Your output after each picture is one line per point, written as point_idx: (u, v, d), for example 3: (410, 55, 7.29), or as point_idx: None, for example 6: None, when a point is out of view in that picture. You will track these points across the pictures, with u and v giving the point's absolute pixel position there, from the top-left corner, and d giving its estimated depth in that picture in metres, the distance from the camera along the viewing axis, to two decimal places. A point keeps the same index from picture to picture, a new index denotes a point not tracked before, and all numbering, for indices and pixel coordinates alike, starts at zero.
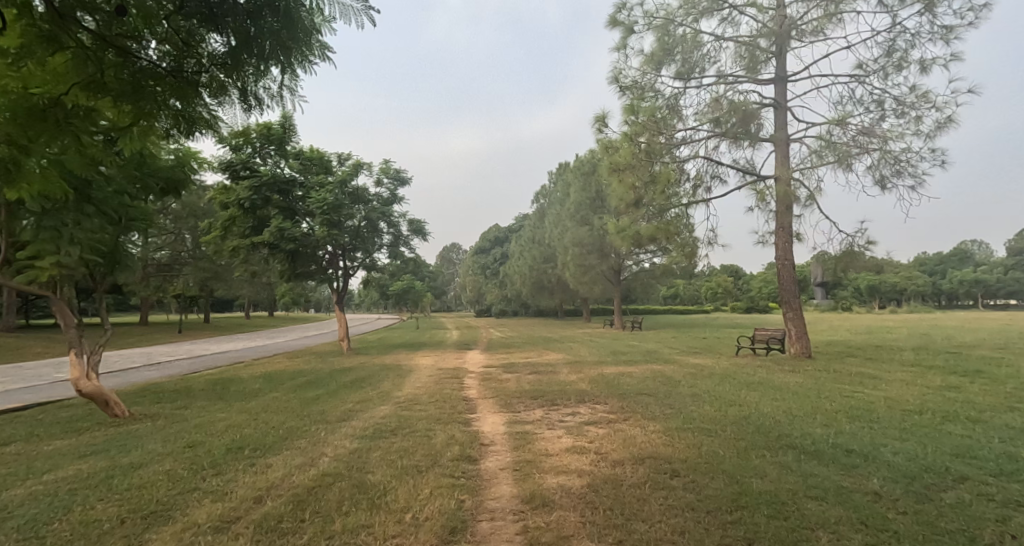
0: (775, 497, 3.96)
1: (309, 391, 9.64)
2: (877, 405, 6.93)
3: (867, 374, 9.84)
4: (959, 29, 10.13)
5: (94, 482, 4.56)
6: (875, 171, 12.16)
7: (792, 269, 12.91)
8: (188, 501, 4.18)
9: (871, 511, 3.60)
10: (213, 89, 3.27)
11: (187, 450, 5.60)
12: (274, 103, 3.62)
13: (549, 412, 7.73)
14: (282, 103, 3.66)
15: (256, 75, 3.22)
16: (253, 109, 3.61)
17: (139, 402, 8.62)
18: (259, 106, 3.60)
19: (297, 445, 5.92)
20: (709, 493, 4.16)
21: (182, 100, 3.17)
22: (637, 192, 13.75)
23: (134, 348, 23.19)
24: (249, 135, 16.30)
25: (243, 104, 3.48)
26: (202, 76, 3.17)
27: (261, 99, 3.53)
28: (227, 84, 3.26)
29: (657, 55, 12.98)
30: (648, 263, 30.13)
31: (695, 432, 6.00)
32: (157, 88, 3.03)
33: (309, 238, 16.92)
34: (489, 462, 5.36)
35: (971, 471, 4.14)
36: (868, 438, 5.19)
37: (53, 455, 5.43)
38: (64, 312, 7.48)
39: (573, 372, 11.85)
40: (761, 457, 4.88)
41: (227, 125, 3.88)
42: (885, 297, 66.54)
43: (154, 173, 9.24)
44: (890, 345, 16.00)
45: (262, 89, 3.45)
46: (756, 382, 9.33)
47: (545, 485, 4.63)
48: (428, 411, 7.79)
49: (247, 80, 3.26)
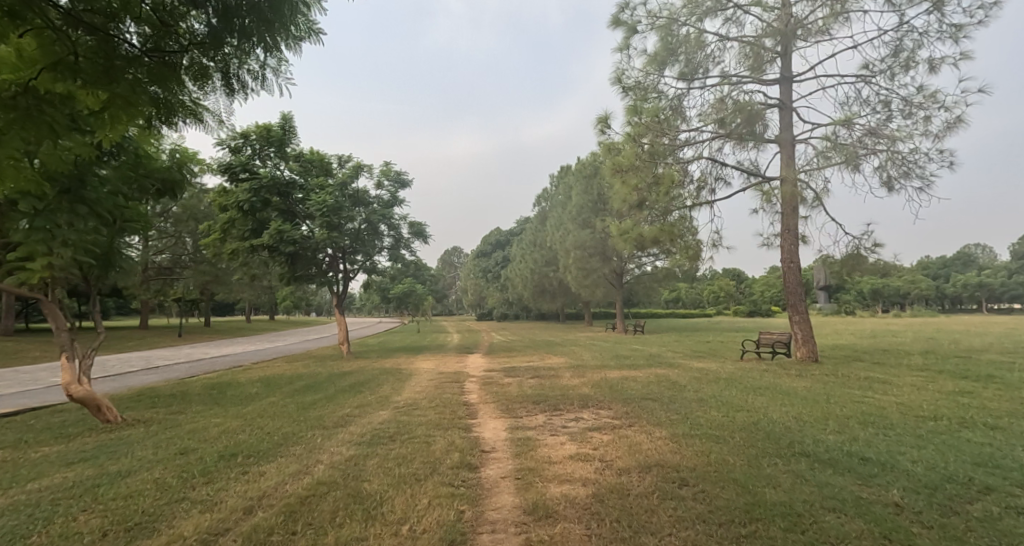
0: (791, 509, 3.76)
1: (307, 396, 9.47)
2: (889, 411, 6.73)
3: (877, 379, 9.65)
4: (968, 28, 9.96)
5: (79, 492, 4.39)
6: (883, 172, 11.99)
7: (798, 271, 12.71)
8: (176, 511, 4.01)
9: (894, 525, 3.40)
10: (195, 73, 3.30)
11: (178, 457, 5.43)
12: (258, 86, 3.71)
13: (552, 417, 7.55)
14: (265, 85, 3.74)
15: (237, 54, 3.29)
16: (237, 95, 3.68)
17: (133, 407, 8.44)
18: (244, 90, 3.67)
19: (293, 452, 5.74)
20: (721, 503, 3.97)
21: (163, 86, 3.10)
22: (640, 194, 13.52)
23: (133, 352, 23.02)
24: (249, 135, 16.78)
25: (227, 89, 3.56)
26: (182, 58, 3.16)
27: (244, 83, 3.61)
28: (208, 66, 3.31)
29: (661, 55, 12.83)
30: (650, 266, 29.98)
31: (703, 438, 5.81)
32: (136, 72, 2.95)
33: (309, 241, 16.75)
34: (490, 470, 5.17)
35: (996, 481, 3.95)
36: (884, 445, 4.99)
37: (39, 463, 5.25)
38: (56, 315, 7.31)
39: (576, 376, 11.67)
40: (773, 465, 4.69)
41: (215, 117, 3.87)
42: (887, 301, 66.26)
43: (150, 174, 9.12)
44: (897, 349, 15.79)
45: (245, 72, 3.54)
46: (763, 386, 9.15)
47: (548, 495, 4.44)
48: (428, 416, 7.61)
49: (229, 61, 3.33)
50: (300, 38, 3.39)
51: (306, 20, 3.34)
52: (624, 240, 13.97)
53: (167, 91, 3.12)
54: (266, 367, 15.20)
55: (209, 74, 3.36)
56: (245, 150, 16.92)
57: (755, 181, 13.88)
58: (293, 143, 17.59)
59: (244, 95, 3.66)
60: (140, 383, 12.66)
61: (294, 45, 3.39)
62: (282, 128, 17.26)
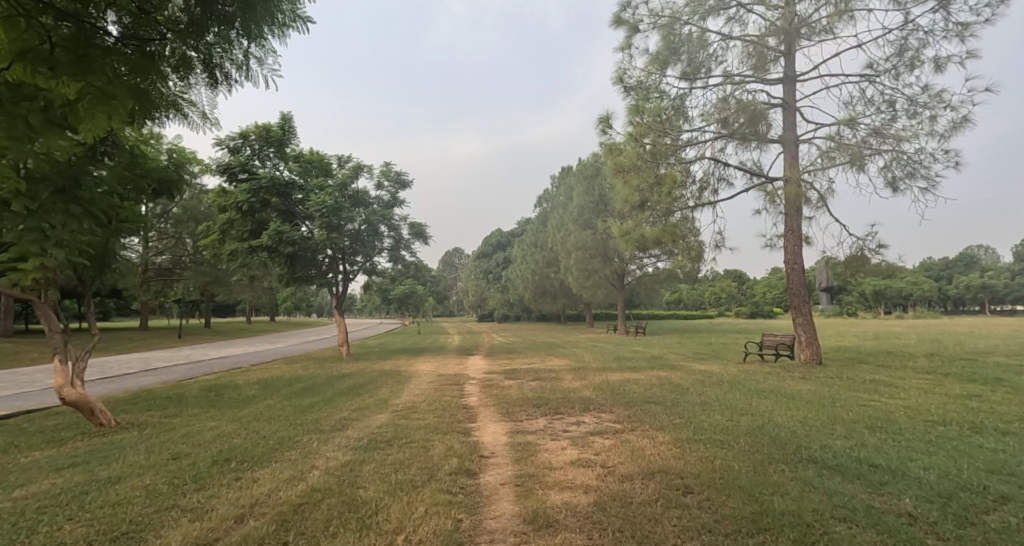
0: (799, 518, 3.64)
1: (304, 399, 9.34)
2: (897, 415, 6.60)
3: (882, 382, 9.51)
4: (975, 26, 9.83)
5: (66, 499, 4.28)
6: (887, 172, 11.86)
7: (802, 273, 12.58)
8: (164, 520, 3.89)
9: (907, 537, 3.27)
10: (175, 62, 3.22)
11: (170, 463, 5.30)
12: (240, 76, 3.62)
13: (553, 421, 7.42)
14: (249, 75, 3.65)
15: (218, 42, 3.20)
16: (219, 85, 3.60)
17: (127, 410, 8.30)
18: (226, 81, 3.60)
19: (288, 457, 5.62)
20: (726, 512, 3.84)
21: (143, 77, 3.02)
22: (642, 194, 13.36)
23: (132, 354, 22.91)
24: (247, 135, 16.70)
25: (209, 78, 3.47)
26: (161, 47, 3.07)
27: (227, 73, 3.53)
28: (189, 55, 3.22)
29: (663, 54, 12.72)
30: (652, 268, 29.86)
31: (707, 444, 5.68)
32: (114, 63, 2.87)
33: (309, 242, 16.62)
34: (489, 476, 5.04)
35: (1012, 490, 3.81)
36: (893, 451, 4.86)
37: (28, 469, 5.13)
38: (49, 317, 7.19)
39: (577, 378, 11.55)
40: (780, 472, 4.56)
41: (198, 107, 3.78)
42: (889, 302, 66.04)
43: (146, 174, 9.00)
44: (901, 351, 15.65)
45: (227, 62, 3.45)
46: (766, 390, 9.02)
47: (549, 503, 4.31)
48: (426, 420, 7.48)
49: (210, 49, 3.25)
50: (284, 25, 3.30)
51: (291, 7, 3.24)
52: (626, 241, 13.84)
53: (148, 83, 3.06)
54: (265, 369, 15.09)
55: (191, 65, 3.31)
56: (244, 151, 16.83)
57: (758, 181, 13.75)
58: (293, 143, 17.50)
59: (228, 86, 3.61)
60: (138, 385, 12.55)
61: (278, 31, 3.30)
62: (282, 128, 17.18)
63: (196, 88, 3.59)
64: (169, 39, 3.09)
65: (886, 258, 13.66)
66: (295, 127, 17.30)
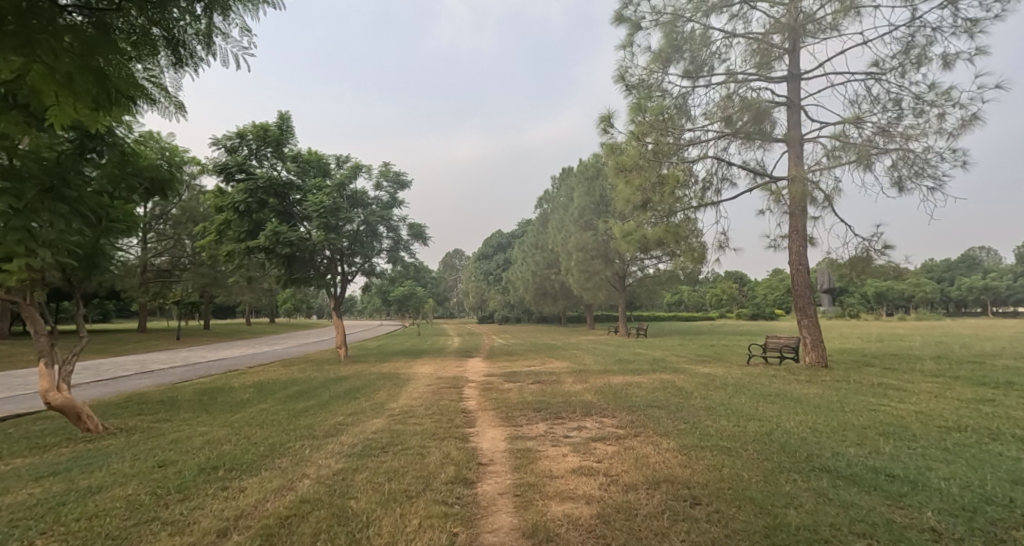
0: (815, 534, 3.42)
1: (299, 403, 9.14)
2: (908, 421, 6.38)
3: (891, 386, 9.29)
4: (984, 22, 9.63)
5: (41, 511, 4.08)
6: (893, 172, 11.65)
7: (807, 274, 12.34)
8: (142, 535, 3.68)
9: None
10: (136, 40, 3.13)
11: (155, 471, 5.09)
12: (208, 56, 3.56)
13: (553, 426, 7.21)
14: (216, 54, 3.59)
15: (181, 14, 3.07)
16: (185, 66, 3.55)
17: (116, 415, 8.10)
18: (193, 62, 3.54)
19: (280, 464, 5.41)
20: (737, 526, 3.63)
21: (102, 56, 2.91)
22: (644, 193, 13.13)
23: (129, 356, 22.73)
24: (244, 135, 16.49)
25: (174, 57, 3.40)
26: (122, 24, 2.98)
27: (193, 53, 3.46)
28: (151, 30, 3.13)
29: (665, 52, 12.52)
30: (653, 269, 29.65)
31: (714, 451, 5.48)
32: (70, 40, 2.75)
33: (306, 243, 16.40)
34: (487, 486, 4.82)
35: None
36: (909, 460, 4.65)
37: (6, 478, 4.93)
38: (34, 319, 6.98)
39: (578, 381, 11.33)
40: (791, 482, 4.35)
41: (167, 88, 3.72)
42: (891, 304, 65.69)
43: (138, 173, 8.79)
44: (907, 353, 15.39)
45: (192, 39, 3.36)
46: (773, 394, 8.79)
47: (549, 515, 4.09)
48: (424, 425, 7.28)
49: (174, 24, 3.14)
50: None
51: None
52: (627, 241, 13.61)
53: (109, 63, 2.96)
54: (262, 372, 14.87)
55: (155, 43, 3.22)
56: (241, 151, 16.65)
57: (762, 182, 13.55)
58: (290, 144, 17.31)
59: (194, 64, 3.55)
60: (132, 388, 12.35)
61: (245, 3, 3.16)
62: (279, 128, 16.98)
63: (162, 70, 3.56)
64: (129, 12, 2.98)
65: (892, 259, 13.43)
66: (292, 127, 17.13)
